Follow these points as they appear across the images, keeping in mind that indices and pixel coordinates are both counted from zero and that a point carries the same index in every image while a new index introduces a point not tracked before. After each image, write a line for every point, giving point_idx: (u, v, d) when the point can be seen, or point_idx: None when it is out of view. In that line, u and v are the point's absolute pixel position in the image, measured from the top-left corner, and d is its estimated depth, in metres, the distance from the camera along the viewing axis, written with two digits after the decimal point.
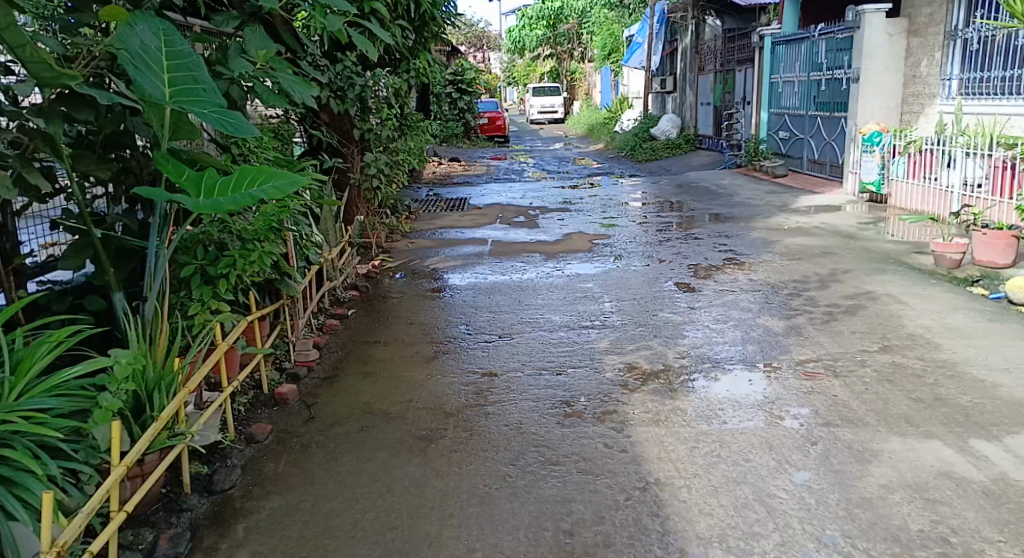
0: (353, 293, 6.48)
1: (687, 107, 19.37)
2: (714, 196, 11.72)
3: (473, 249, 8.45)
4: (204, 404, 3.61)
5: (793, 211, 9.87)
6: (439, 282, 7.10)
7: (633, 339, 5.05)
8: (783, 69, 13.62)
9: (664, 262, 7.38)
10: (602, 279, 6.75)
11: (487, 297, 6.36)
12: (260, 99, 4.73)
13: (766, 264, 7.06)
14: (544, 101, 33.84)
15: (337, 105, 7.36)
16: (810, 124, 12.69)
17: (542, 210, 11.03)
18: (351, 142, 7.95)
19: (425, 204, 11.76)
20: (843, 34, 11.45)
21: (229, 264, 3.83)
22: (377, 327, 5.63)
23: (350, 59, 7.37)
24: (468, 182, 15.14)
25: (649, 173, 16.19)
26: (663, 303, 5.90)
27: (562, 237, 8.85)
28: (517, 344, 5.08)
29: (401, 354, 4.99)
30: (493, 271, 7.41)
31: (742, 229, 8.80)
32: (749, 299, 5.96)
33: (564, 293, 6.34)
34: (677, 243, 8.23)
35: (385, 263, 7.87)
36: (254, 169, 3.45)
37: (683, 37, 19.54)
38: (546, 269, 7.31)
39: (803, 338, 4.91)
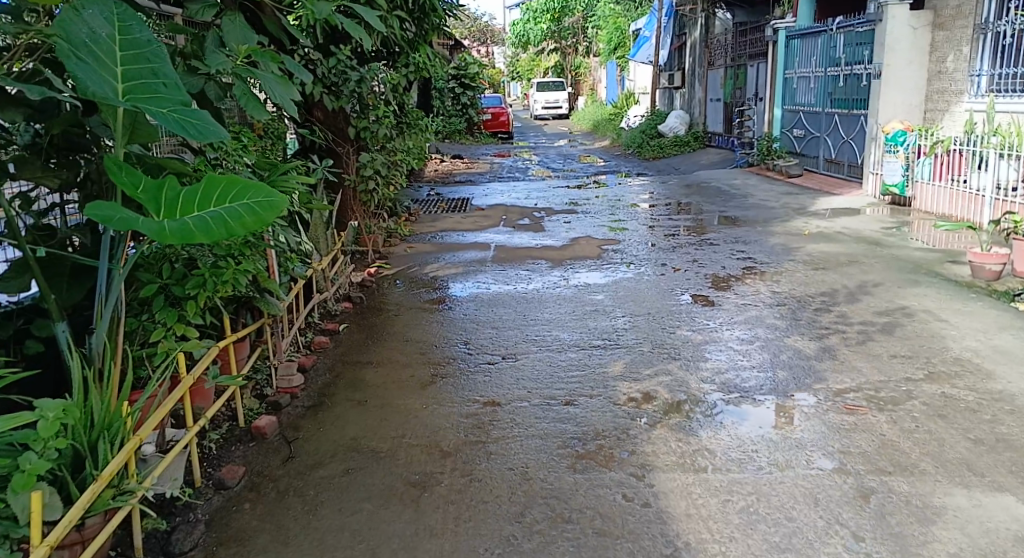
0: (346, 304, 6.03)
1: (696, 104, 18.89)
2: (726, 197, 11.27)
3: (475, 255, 8.01)
4: (166, 443, 3.22)
5: (811, 215, 9.41)
6: (439, 291, 6.65)
7: (650, 361, 4.60)
8: (798, 64, 13.14)
9: (678, 271, 6.92)
10: (614, 290, 6.29)
11: (490, 310, 5.89)
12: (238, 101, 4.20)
13: (789, 273, 6.61)
14: (549, 97, 33.38)
15: (330, 103, 6.99)
16: (827, 123, 12.21)
17: (548, 212, 10.58)
18: (346, 141, 7.59)
19: (426, 205, 11.32)
20: (863, 27, 10.98)
21: (199, 284, 3.34)
22: (370, 345, 5.17)
23: (344, 53, 6.98)
24: (471, 181, 14.71)
25: (658, 172, 15.74)
26: (680, 319, 5.45)
27: (570, 242, 8.40)
28: (523, 367, 4.62)
29: (394, 378, 4.54)
30: (497, 280, 6.95)
31: (759, 234, 8.35)
32: (772, 315, 5.51)
33: (573, 306, 5.87)
34: (691, 249, 7.78)
35: (381, 270, 7.41)
36: (226, 178, 2.93)
37: (692, 31, 19.04)
38: (553, 278, 6.84)
39: (838, 363, 4.47)
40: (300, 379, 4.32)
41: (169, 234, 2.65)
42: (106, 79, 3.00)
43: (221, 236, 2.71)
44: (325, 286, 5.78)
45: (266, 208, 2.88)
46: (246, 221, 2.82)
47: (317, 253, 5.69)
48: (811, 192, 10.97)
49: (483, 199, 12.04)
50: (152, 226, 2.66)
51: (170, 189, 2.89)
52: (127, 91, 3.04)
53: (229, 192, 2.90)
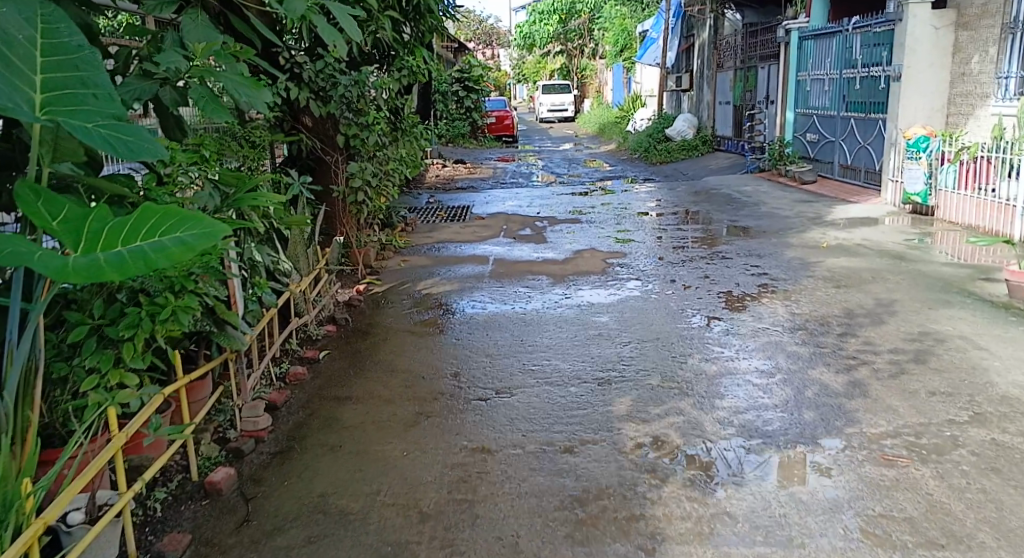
0: (330, 327, 5.57)
1: (704, 107, 18.39)
2: (738, 205, 10.79)
3: (472, 269, 7.56)
4: (98, 510, 2.78)
5: (828, 225, 8.94)
6: (432, 311, 6.18)
7: (659, 398, 4.13)
8: (812, 67, 12.64)
9: (689, 288, 6.45)
10: (619, 311, 5.81)
11: (484, 334, 5.42)
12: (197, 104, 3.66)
13: (809, 292, 6.13)
14: (554, 99, 32.94)
15: (315, 107, 6.65)
16: (842, 127, 11.72)
17: (551, 221, 10.13)
18: (335, 149, 7.21)
19: (423, 214, 10.88)
20: (881, 28, 10.51)
21: (134, 323, 2.89)
22: (349, 376, 4.71)
23: (334, 56, 6.65)
24: (473, 187, 14.28)
25: (665, 178, 15.27)
26: (691, 345, 4.98)
27: (573, 255, 7.94)
28: (517, 404, 4.15)
29: (375, 417, 4.08)
30: (494, 298, 6.47)
31: (774, 246, 7.87)
32: (792, 339, 5.04)
33: (575, 331, 5.39)
34: (702, 263, 7.31)
35: (370, 286, 6.94)
36: (162, 210, 2.46)
37: (700, 32, 18.55)
38: (554, 297, 6.36)
39: (871, 402, 3.99)
40: (268, 419, 3.89)
41: (69, 272, 2.15)
42: (20, 88, 2.53)
43: (135, 271, 2.20)
44: (305, 309, 5.33)
45: (201, 239, 2.38)
46: (173, 254, 2.31)
47: (297, 273, 5.24)
48: (826, 200, 10.48)
49: (485, 206, 11.60)
50: (51, 263, 2.16)
51: (94, 221, 2.43)
52: (45, 102, 2.56)
53: (161, 225, 2.41)
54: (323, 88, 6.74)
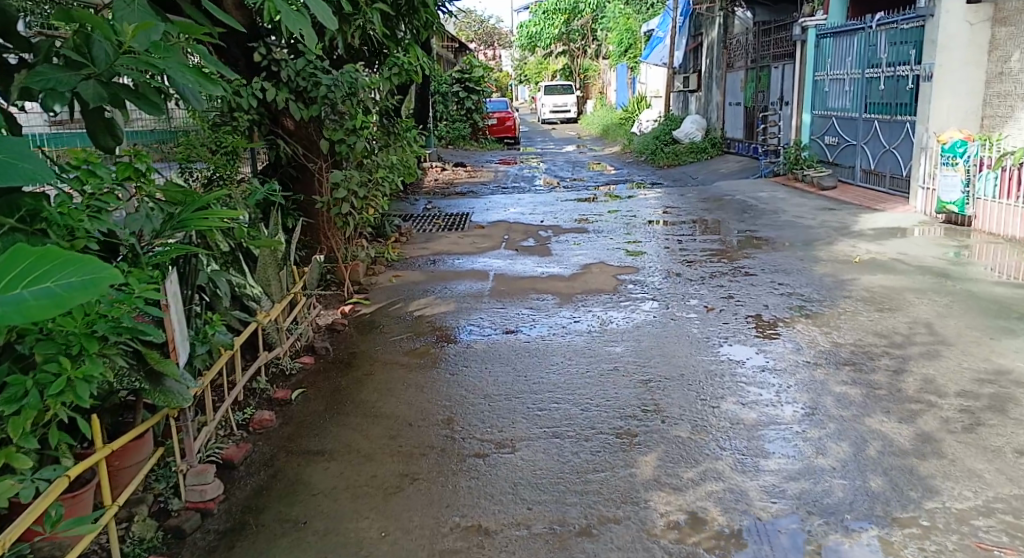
0: (307, 358, 4.89)
1: (714, 108, 17.71)
2: (755, 213, 10.12)
3: (471, 286, 6.88)
4: None
5: (856, 236, 8.26)
6: (424, 337, 5.50)
7: (692, 457, 3.45)
8: (830, 66, 11.96)
9: (712, 310, 5.76)
10: (635, 340, 5.13)
11: (483, 368, 4.75)
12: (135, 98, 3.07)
13: (849, 315, 5.46)
14: (556, 100, 32.25)
15: (296, 109, 6.03)
16: (865, 129, 11.04)
17: (556, 230, 9.46)
18: (319, 154, 6.55)
19: (419, 222, 10.21)
20: (908, 24, 9.86)
21: (14, 398, 2.28)
22: (323, 424, 4.03)
23: (315, 53, 6.08)
24: (473, 192, 13.62)
25: (674, 182, 14.61)
26: (721, 385, 4.29)
27: (580, 269, 7.28)
28: (521, 463, 3.48)
29: (349, 479, 3.41)
30: (494, 322, 5.79)
31: (801, 260, 7.20)
32: (838, 374, 4.36)
33: (586, 364, 4.71)
34: (723, 280, 6.64)
35: (357, 307, 6.25)
36: (34, 250, 1.88)
37: (709, 31, 17.87)
38: (561, 321, 5.68)
39: (948, 464, 3.33)
40: (218, 487, 3.22)
41: None
42: None
43: None
44: (279, 339, 4.66)
45: (76, 292, 1.82)
46: (31, 311, 1.75)
47: (266, 300, 4.58)
48: (850, 208, 9.80)
49: (485, 213, 10.93)
50: None
51: None
52: None
53: (29, 271, 1.83)
54: (304, 86, 6.10)
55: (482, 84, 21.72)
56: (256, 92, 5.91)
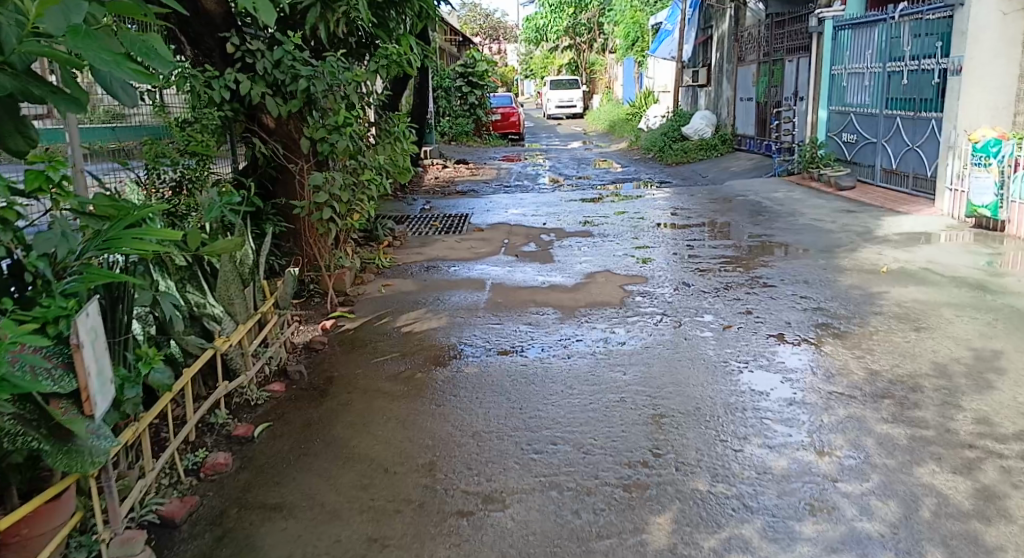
0: (277, 385, 4.37)
1: (724, 103, 17.13)
2: (770, 215, 9.59)
3: (466, 297, 6.37)
4: None
5: (881, 241, 7.70)
6: (411, 357, 4.95)
7: (714, 518, 2.95)
8: (848, 59, 11.39)
9: (730, 327, 5.22)
10: (645, 365, 4.59)
11: (475, 397, 4.22)
12: (52, 96, 2.50)
13: (882, 335, 4.94)
14: (562, 95, 31.68)
15: (273, 104, 5.55)
16: (887, 127, 10.48)
17: (559, 233, 8.94)
18: (300, 154, 6.06)
19: (415, 224, 9.70)
20: (936, 14, 9.31)
21: None
22: (286, 468, 3.51)
23: (294, 42, 5.61)
24: (474, 191, 13.12)
25: (683, 181, 14.06)
26: (744, 423, 3.74)
27: (585, 279, 6.76)
28: (512, 525, 2.97)
29: (309, 544, 2.92)
30: (487, 339, 5.24)
31: (824, 269, 6.67)
32: (876, 412, 3.84)
33: (590, 395, 4.16)
34: (740, 292, 6.10)
35: (340, 321, 5.72)
36: None
37: (720, 24, 17.28)
38: (563, 340, 5.13)
39: (1020, 532, 2.83)
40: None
41: None
42: None
43: None
44: (243, 364, 4.16)
45: None
46: None
47: (229, 321, 4.09)
48: (871, 211, 9.25)
49: (486, 214, 10.42)
50: None
51: None
52: None
53: None
54: (282, 79, 5.57)
55: (486, 79, 21.19)
56: (229, 84, 5.45)
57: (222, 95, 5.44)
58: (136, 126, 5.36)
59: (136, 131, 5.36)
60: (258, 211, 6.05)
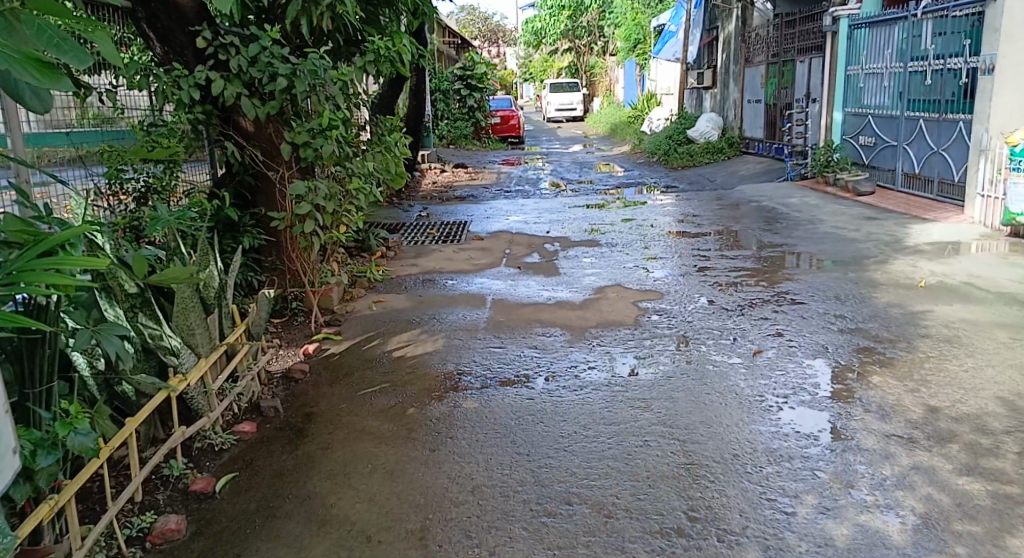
0: (246, 425, 3.80)
1: (731, 105, 16.54)
2: (788, 222, 9.05)
3: (464, 315, 5.81)
4: None
5: (913, 252, 7.15)
6: (402, 389, 4.37)
7: None
8: (865, 59, 10.84)
9: (761, 352, 4.65)
10: (668, 399, 4.02)
11: (473, 441, 3.64)
12: None
13: (934, 363, 4.39)
14: (562, 98, 31.12)
15: (248, 106, 5.00)
16: (908, 129, 9.91)
17: (563, 243, 8.38)
18: (280, 160, 5.50)
19: (410, 232, 9.15)
20: (961, 11, 8.77)
21: None
22: (249, 535, 2.98)
23: (272, 36, 5.07)
24: (473, 196, 12.57)
25: (690, 186, 13.50)
26: (794, 477, 3.18)
27: (594, 294, 6.21)
28: None
29: None
30: (488, 366, 4.65)
31: (856, 284, 6.12)
32: (949, 463, 3.29)
33: (608, 438, 3.58)
34: (766, 309, 5.54)
35: (324, 345, 5.15)
36: None
37: (726, 23, 16.69)
38: (573, 367, 4.55)
39: None
40: None
41: None
42: None
43: None
44: (205, 405, 3.60)
45: None
46: None
47: (188, 355, 3.53)
48: (895, 218, 8.70)
49: (485, 222, 9.87)
50: None
51: None
52: None
53: None
54: (258, 76, 5.01)
55: (484, 82, 20.62)
56: (199, 83, 4.90)
57: (191, 95, 4.90)
58: (93, 133, 4.88)
59: (93, 138, 4.87)
60: (234, 223, 5.50)
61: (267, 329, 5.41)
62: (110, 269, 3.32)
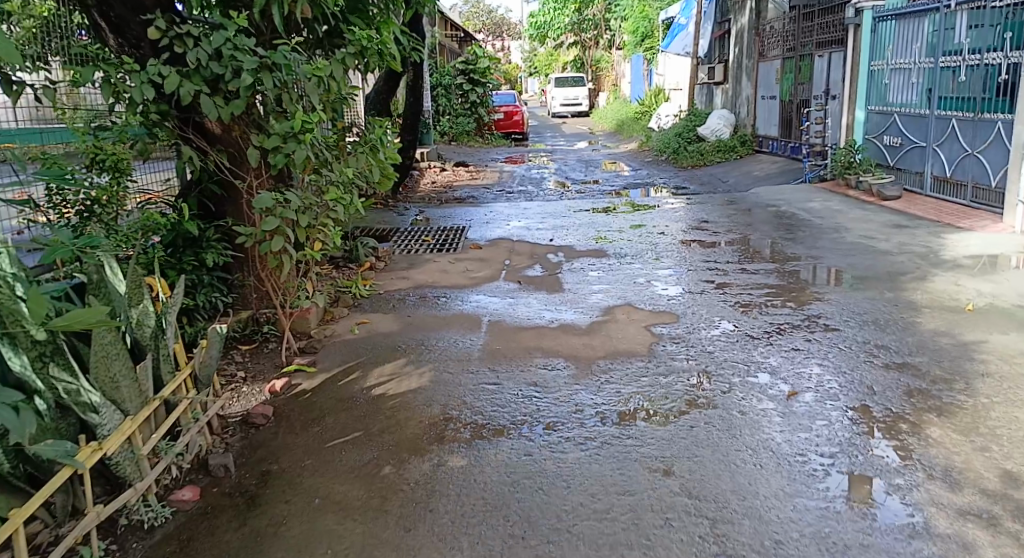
0: (187, 492, 3.18)
1: (743, 102, 15.84)
2: (810, 229, 8.40)
3: (457, 340, 5.19)
4: None
5: (952, 267, 6.50)
6: (378, 439, 3.73)
7: None
8: (890, 54, 10.16)
9: (796, 395, 4.01)
10: (694, 458, 3.38)
11: (459, 518, 3.03)
12: None
13: (1002, 411, 3.75)
14: (567, 93, 30.43)
15: (209, 105, 4.31)
16: (939, 129, 9.25)
17: (568, 252, 7.75)
18: (248, 168, 4.86)
19: (403, 239, 8.53)
20: (1003, 1, 8.15)
21: None
22: None
23: (238, 26, 4.40)
24: (474, 198, 11.93)
25: (702, 187, 12.84)
26: None
27: (601, 315, 5.58)
28: None
29: None
30: (480, 410, 4.01)
31: (894, 305, 5.48)
32: None
33: (622, 516, 2.96)
34: (796, 338, 4.90)
35: (295, 380, 4.52)
36: None
37: (738, 16, 16.02)
38: (578, 411, 3.91)
39: None
40: None
41: None
42: None
43: None
44: (133, 473, 2.98)
45: None
46: None
47: (111, 414, 2.89)
48: (926, 226, 8.05)
49: (485, 227, 9.23)
50: None
51: None
52: None
53: None
54: (220, 72, 4.34)
55: (488, 76, 19.93)
56: (153, 79, 4.23)
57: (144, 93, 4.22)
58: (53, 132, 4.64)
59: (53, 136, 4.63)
60: (196, 237, 4.89)
61: (233, 358, 4.81)
62: (13, 313, 2.75)
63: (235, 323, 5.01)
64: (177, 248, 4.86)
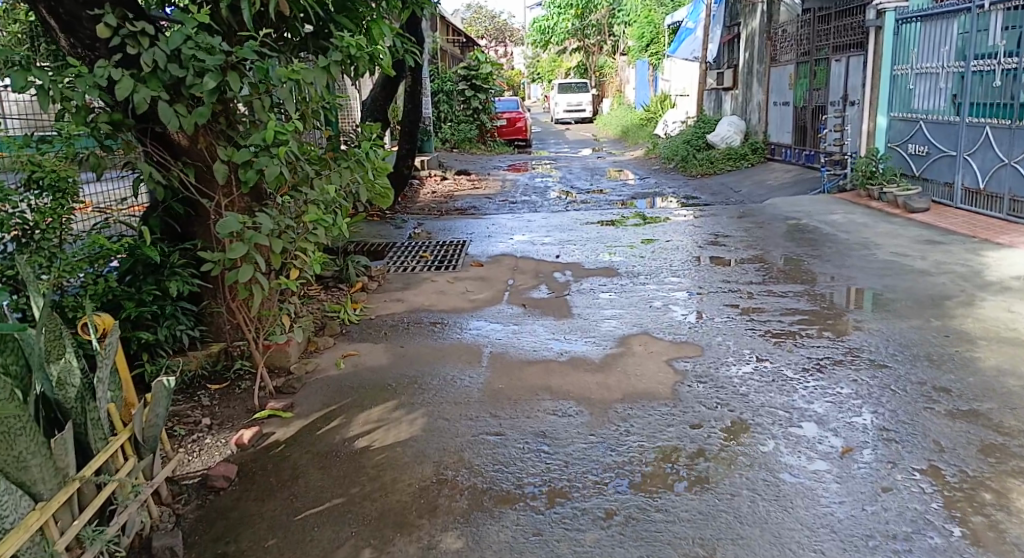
0: None
1: (754, 108, 15.26)
2: (836, 244, 7.82)
3: (453, 376, 4.58)
4: None
5: (1000, 290, 5.90)
6: (357, 509, 3.14)
7: None
8: (915, 57, 9.56)
9: (852, 452, 3.40)
10: (740, 543, 2.82)
11: None
12: None
13: None
14: (571, 98, 29.88)
15: (166, 112, 3.72)
16: (970, 137, 8.67)
17: (576, 271, 7.16)
18: (216, 185, 4.32)
19: (397, 256, 7.95)
20: None
21: None
22: None
23: (202, 22, 3.82)
24: (476, 209, 11.37)
25: (714, 197, 12.26)
26: None
27: (615, 346, 4.99)
28: None
29: None
30: (480, 469, 3.41)
31: (945, 336, 4.87)
32: None
33: None
34: (840, 376, 4.30)
35: (267, 428, 3.93)
36: None
37: (749, 20, 15.44)
38: (595, 473, 3.31)
39: None
40: None
41: None
42: None
43: None
44: None
45: None
46: None
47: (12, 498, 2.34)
48: (962, 242, 7.46)
49: (486, 242, 8.64)
50: None
51: None
52: None
53: None
54: (179, 74, 3.76)
55: (491, 82, 19.37)
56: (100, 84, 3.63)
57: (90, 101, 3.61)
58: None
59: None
60: (159, 263, 4.32)
61: (199, 401, 4.21)
62: None
63: (204, 359, 4.42)
64: (136, 275, 4.29)
